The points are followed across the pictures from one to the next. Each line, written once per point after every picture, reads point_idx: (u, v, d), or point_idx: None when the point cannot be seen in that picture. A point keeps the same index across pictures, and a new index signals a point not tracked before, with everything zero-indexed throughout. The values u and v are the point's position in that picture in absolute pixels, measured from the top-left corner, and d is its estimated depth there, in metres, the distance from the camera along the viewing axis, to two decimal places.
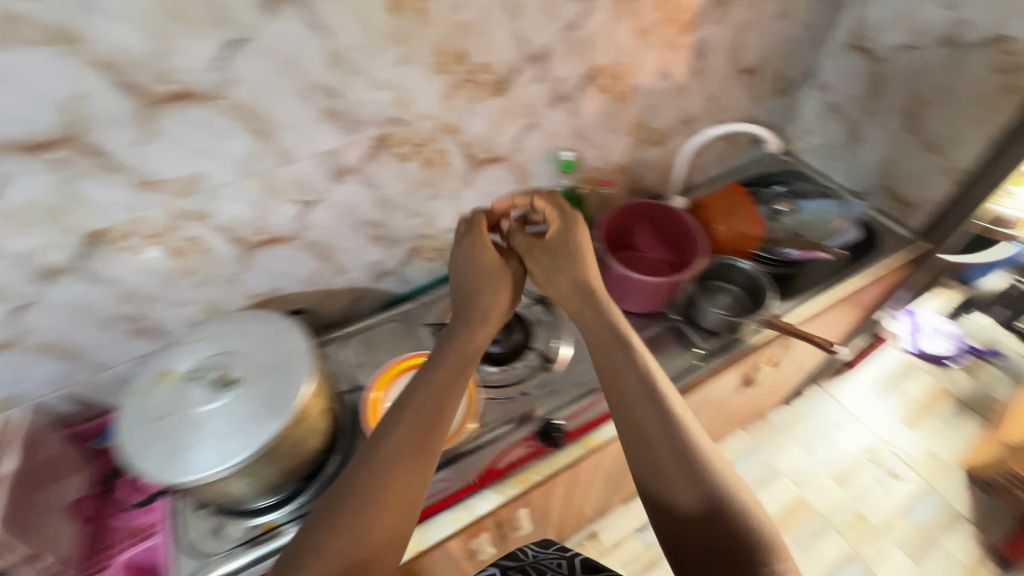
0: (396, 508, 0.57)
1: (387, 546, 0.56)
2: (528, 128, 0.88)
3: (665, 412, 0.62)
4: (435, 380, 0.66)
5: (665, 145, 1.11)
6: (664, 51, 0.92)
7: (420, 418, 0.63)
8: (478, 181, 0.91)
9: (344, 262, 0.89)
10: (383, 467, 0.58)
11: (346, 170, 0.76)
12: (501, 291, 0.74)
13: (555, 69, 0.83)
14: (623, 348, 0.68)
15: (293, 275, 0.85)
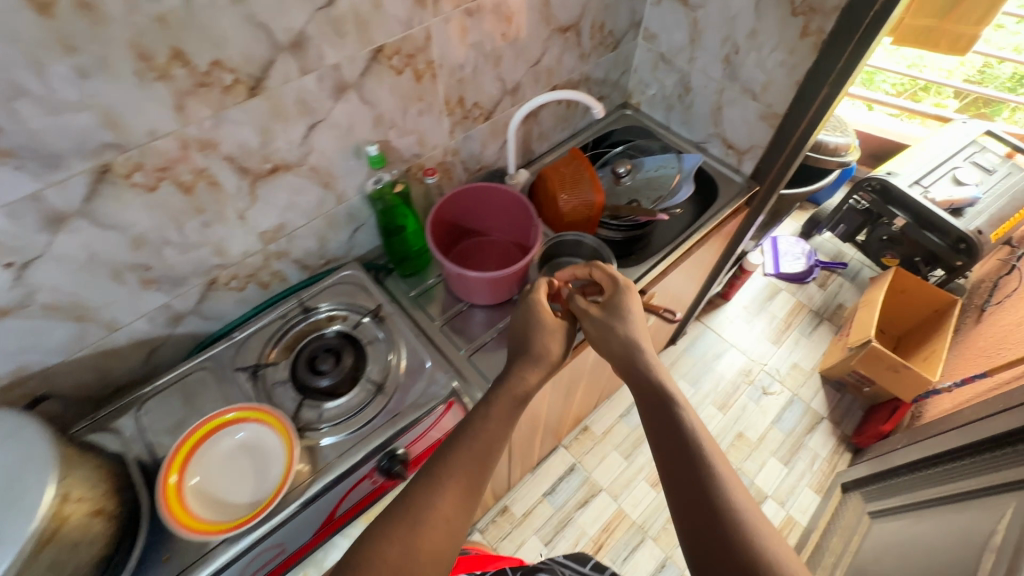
0: (426, 557, 0.61)
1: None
2: (312, 128, 0.76)
3: (689, 453, 0.65)
4: (494, 417, 0.73)
5: (494, 117, 1.03)
6: (459, 21, 0.82)
7: (488, 450, 0.70)
8: (266, 197, 0.78)
9: (110, 319, 0.73)
10: (426, 510, 0.64)
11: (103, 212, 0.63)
12: (557, 338, 0.80)
13: (324, 58, 0.70)
14: (667, 399, 0.72)
15: (39, 346, 0.69)
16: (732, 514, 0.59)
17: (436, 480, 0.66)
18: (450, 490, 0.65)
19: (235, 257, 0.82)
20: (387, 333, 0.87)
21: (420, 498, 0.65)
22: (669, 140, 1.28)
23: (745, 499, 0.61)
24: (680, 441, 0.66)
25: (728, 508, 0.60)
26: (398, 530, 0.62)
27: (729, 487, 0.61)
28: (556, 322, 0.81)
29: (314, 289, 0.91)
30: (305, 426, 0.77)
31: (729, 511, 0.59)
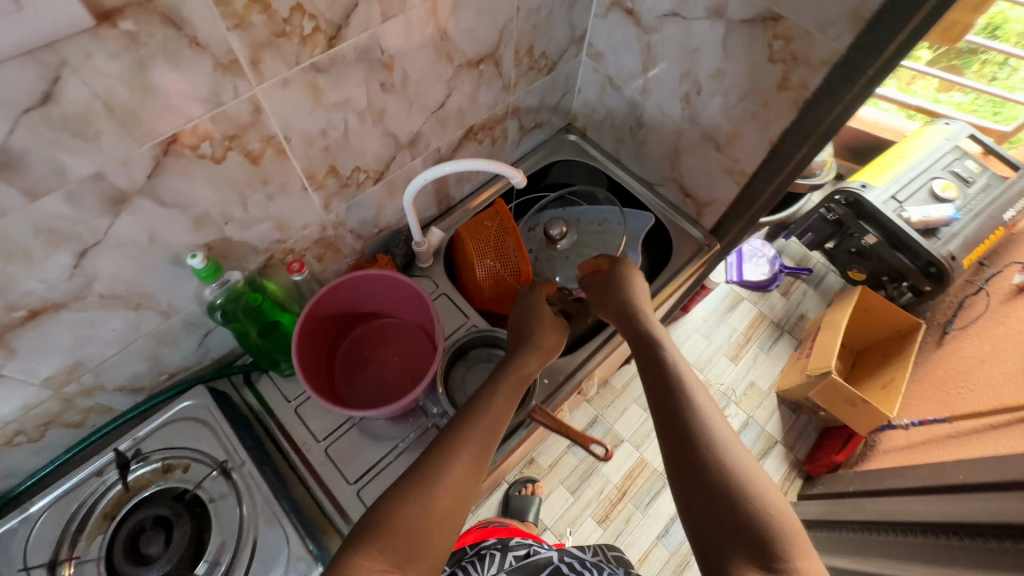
0: (436, 524, 0.53)
1: (413, 559, 0.50)
2: (83, 254, 0.52)
3: (685, 408, 0.58)
4: (499, 399, 0.66)
5: (387, 176, 0.79)
6: (307, 81, 0.57)
7: (494, 424, 0.63)
8: (33, 345, 0.55)
9: None
10: (440, 470, 0.57)
11: None
12: (549, 333, 0.75)
13: (69, 171, 0.45)
14: (662, 358, 0.65)
15: None
16: (729, 472, 0.51)
17: (452, 444, 0.60)
18: (464, 457, 0.59)
19: (6, 415, 0.59)
20: (237, 491, 0.67)
21: (433, 458, 0.58)
22: (618, 178, 1.06)
23: (746, 457, 0.53)
24: (674, 396, 0.60)
25: (725, 464, 0.52)
26: (411, 486, 0.55)
27: (727, 445, 0.54)
28: (553, 317, 0.77)
29: (144, 430, 0.70)
30: None
31: (726, 467, 0.52)
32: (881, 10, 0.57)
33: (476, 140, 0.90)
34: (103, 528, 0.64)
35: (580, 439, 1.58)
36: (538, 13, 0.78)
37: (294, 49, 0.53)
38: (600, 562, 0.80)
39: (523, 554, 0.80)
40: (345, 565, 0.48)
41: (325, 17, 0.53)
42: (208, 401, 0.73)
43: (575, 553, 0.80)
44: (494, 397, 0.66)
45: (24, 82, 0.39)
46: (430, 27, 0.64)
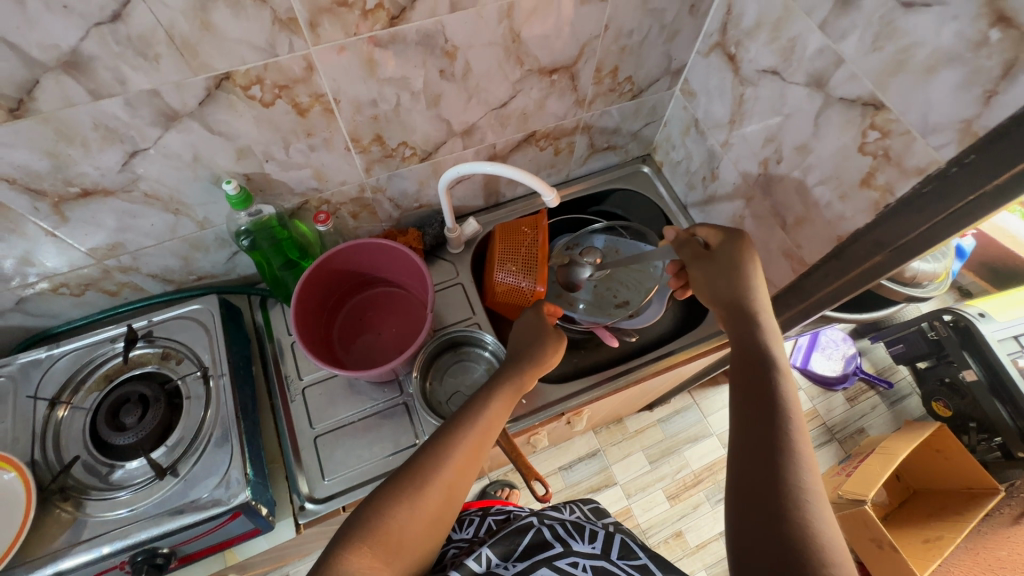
0: (425, 520, 0.49)
1: (400, 555, 0.47)
2: (133, 155, 0.59)
3: (770, 432, 0.45)
4: (494, 408, 0.58)
5: (435, 158, 0.81)
6: (363, 52, 0.59)
7: (489, 426, 0.56)
8: (83, 219, 0.64)
9: None
10: (433, 470, 0.50)
11: None
12: (549, 349, 0.66)
13: (129, 83, 0.51)
14: (763, 358, 0.52)
15: None
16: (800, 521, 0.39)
17: (453, 443, 0.53)
18: (461, 458, 0.52)
19: (55, 268, 0.69)
20: (208, 397, 0.74)
21: (425, 457, 0.51)
22: (678, 225, 1.00)
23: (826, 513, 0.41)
24: (764, 405, 0.47)
25: (796, 509, 0.40)
26: (402, 484, 0.49)
27: (808, 484, 0.41)
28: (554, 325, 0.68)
29: (160, 316, 0.79)
30: (67, 491, 0.67)
31: (799, 509, 0.40)
32: (997, 129, 0.47)
33: (537, 147, 0.89)
34: (100, 388, 0.74)
35: (572, 466, 1.50)
36: (629, 36, 0.75)
37: (354, 20, 0.55)
38: (581, 519, 0.64)
39: (505, 518, 0.66)
40: (335, 559, 0.44)
41: None
42: (215, 306, 0.81)
43: (553, 511, 0.63)
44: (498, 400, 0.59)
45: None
46: (501, 27, 0.64)
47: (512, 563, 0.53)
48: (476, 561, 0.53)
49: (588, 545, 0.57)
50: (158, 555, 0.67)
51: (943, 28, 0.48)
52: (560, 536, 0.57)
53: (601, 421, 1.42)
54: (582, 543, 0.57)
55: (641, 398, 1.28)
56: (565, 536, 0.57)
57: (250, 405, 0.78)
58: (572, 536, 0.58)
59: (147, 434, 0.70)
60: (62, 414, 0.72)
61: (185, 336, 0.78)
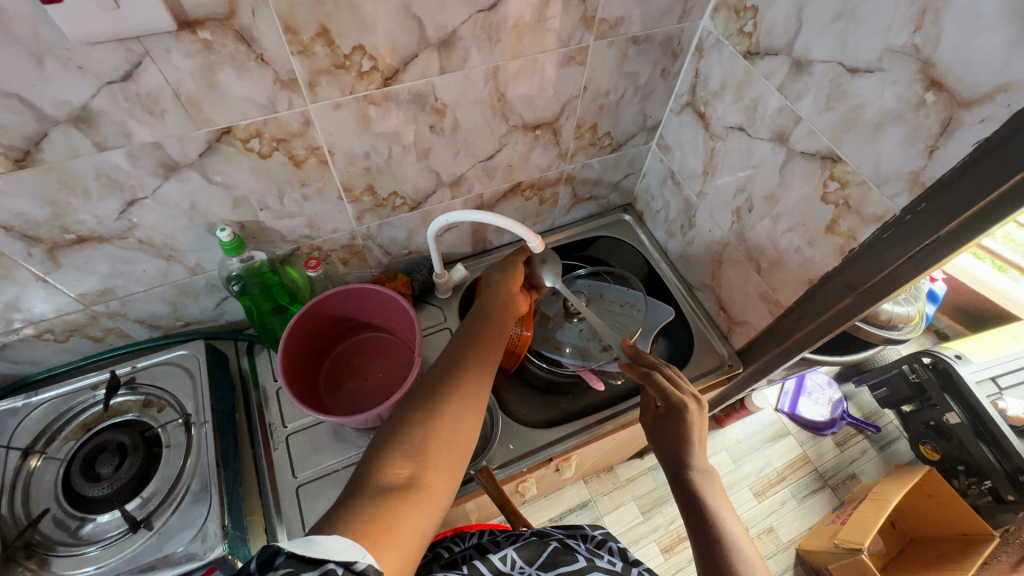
0: (447, 429, 0.55)
1: (431, 457, 0.53)
2: (131, 202, 0.61)
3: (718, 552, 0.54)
4: (485, 334, 0.66)
5: (424, 207, 0.84)
6: (359, 109, 0.64)
7: (485, 349, 0.64)
8: (76, 265, 0.65)
9: None
10: (443, 391, 0.58)
11: None
12: (514, 274, 0.76)
13: (134, 136, 0.54)
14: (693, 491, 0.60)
15: None
16: None
17: (455, 371, 0.60)
18: (467, 382, 0.59)
19: (42, 314, 0.70)
20: (188, 446, 0.72)
21: (434, 382, 0.59)
22: (660, 270, 1.04)
23: None
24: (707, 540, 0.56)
25: None
26: (418, 407, 0.56)
27: None
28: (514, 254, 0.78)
29: (143, 363, 0.79)
30: (33, 548, 0.63)
31: None
32: (943, 179, 0.51)
33: (522, 197, 0.93)
34: (77, 437, 0.73)
35: (564, 518, 1.45)
36: (607, 96, 0.81)
37: (350, 80, 0.60)
38: (607, 542, 0.70)
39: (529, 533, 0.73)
40: (372, 473, 0.50)
41: (384, 60, 0.60)
42: (202, 353, 0.80)
43: (582, 533, 0.71)
44: (489, 331, 0.67)
45: (113, 61, 0.48)
46: (488, 87, 0.69)
47: (534, 569, 0.62)
48: (503, 560, 0.63)
49: (608, 564, 0.65)
50: None
51: (885, 91, 0.54)
52: (585, 554, 0.65)
53: (591, 470, 1.40)
54: (603, 561, 0.65)
55: (631, 444, 1.28)
56: (589, 555, 0.65)
57: (232, 453, 0.76)
58: (595, 555, 0.66)
59: (122, 485, 0.67)
60: (34, 464, 0.69)
61: (169, 381, 0.78)
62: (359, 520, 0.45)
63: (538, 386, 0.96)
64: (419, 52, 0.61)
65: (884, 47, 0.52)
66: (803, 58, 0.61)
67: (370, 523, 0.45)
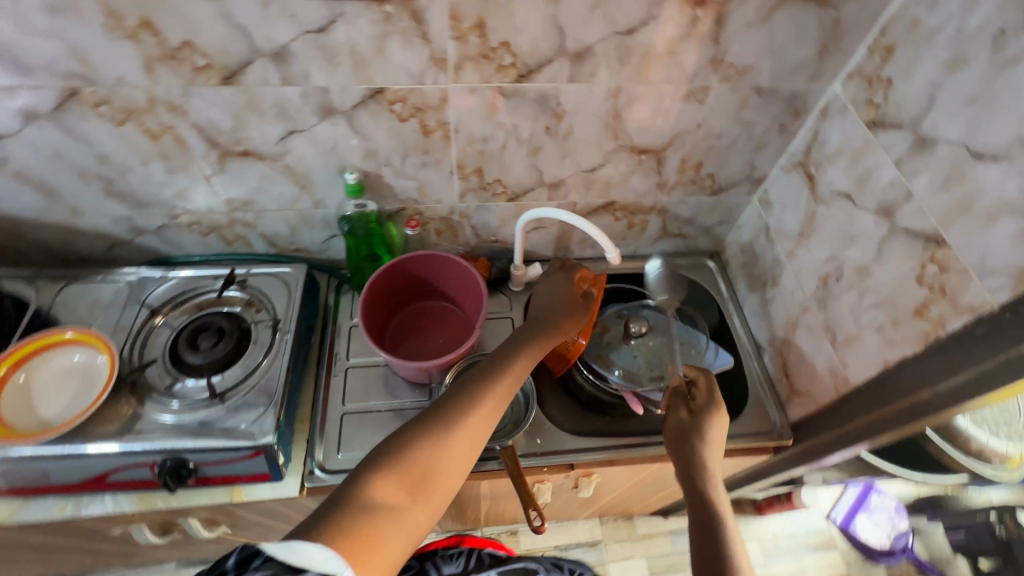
0: (449, 457, 0.58)
1: (425, 486, 0.55)
2: (290, 133, 0.74)
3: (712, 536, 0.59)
4: (514, 368, 0.69)
5: (521, 201, 0.91)
6: (489, 97, 0.72)
7: (508, 386, 0.66)
8: (234, 173, 0.79)
9: (74, 203, 0.81)
10: (457, 417, 0.60)
11: (69, 117, 0.68)
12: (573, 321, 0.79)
13: (310, 78, 0.66)
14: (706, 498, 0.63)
15: (10, 200, 0.78)
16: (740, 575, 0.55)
17: (472, 399, 0.62)
18: (478, 411, 0.62)
19: (197, 207, 0.85)
20: (270, 346, 0.83)
21: (451, 404, 0.61)
22: (731, 321, 1.02)
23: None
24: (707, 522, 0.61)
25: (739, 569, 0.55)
26: (430, 428, 0.58)
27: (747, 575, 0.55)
28: (578, 302, 0.82)
29: (256, 269, 0.92)
30: (136, 387, 0.78)
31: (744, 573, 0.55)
32: None
33: (612, 216, 0.97)
34: (191, 312, 0.87)
35: (569, 550, 1.43)
36: (717, 138, 0.83)
37: (490, 70, 0.68)
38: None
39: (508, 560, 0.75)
40: (363, 485, 0.52)
41: (523, 59, 0.68)
42: (303, 275, 0.92)
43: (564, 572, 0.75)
44: (516, 363, 0.69)
45: (315, 15, 0.60)
46: (607, 103, 0.75)
47: None
48: None
49: None
50: (184, 467, 0.73)
51: (1008, 180, 0.52)
52: None
53: (611, 509, 1.38)
54: None
55: (658, 495, 1.25)
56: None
57: (300, 365, 0.86)
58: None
59: (212, 360, 0.80)
60: (156, 323, 0.85)
61: (272, 290, 0.90)
62: (341, 529, 0.48)
63: (579, 399, 0.96)
64: (554, 59, 0.68)
65: (1015, 136, 0.51)
66: (927, 136, 0.61)
67: (350, 533, 0.48)
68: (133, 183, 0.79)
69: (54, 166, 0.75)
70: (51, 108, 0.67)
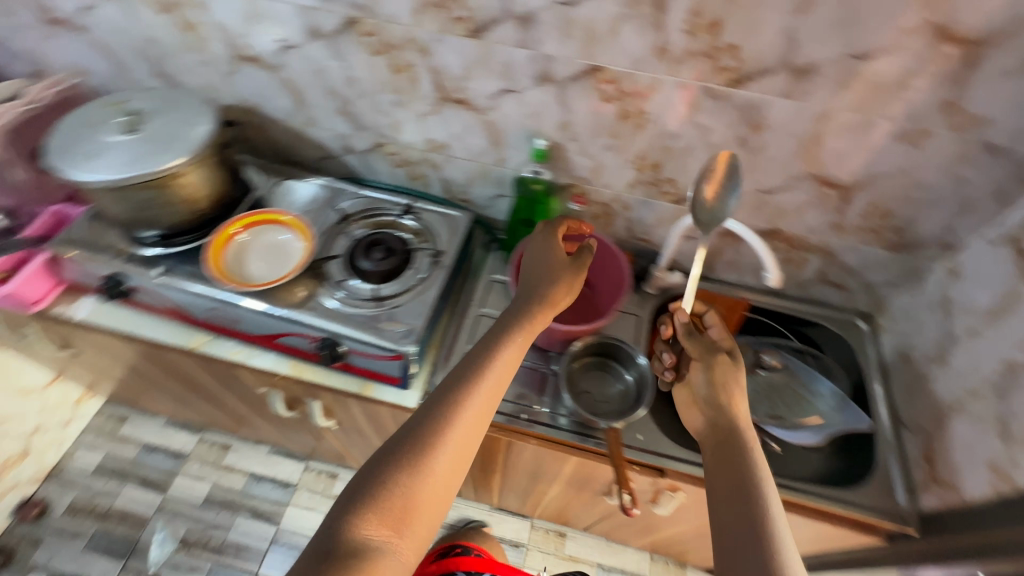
0: (433, 488, 0.56)
1: (410, 522, 0.54)
2: (504, 92, 0.82)
3: (737, 484, 0.59)
4: (493, 377, 0.65)
5: (685, 206, 0.92)
6: (695, 96, 0.75)
7: (489, 399, 0.63)
8: (443, 117, 0.90)
9: (312, 114, 0.97)
10: (437, 445, 0.58)
11: (341, 41, 0.83)
12: (557, 287, 0.75)
13: (542, 45, 0.74)
14: (733, 450, 0.62)
15: (270, 100, 0.96)
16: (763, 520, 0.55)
17: (449, 423, 0.59)
18: (457, 434, 0.59)
19: (401, 141, 0.97)
20: (427, 273, 0.92)
21: (428, 430, 0.58)
22: (872, 389, 0.94)
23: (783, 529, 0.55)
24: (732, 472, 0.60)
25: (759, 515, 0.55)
26: (408, 462, 0.56)
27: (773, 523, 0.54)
28: (567, 263, 0.76)
29: (431, 207, 1.02)
30: (318, 273, 0.91)
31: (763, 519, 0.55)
32: None
33: (771, 246, 0.95)
34: (370, 227, 0.99)
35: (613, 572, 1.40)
36: (920, 190, 0.79)
37: (707, 69, 0.71)
38: None
39: None
40: (346, 528, 0.52)
41: (743, 64, 0.70)
42: (467, 223, 1.00)
43: None
44: (496, 366, 0.65)
45: None
46: (811, 126, 0.74)
47: None
48: None
49: None
50: (337, 350, 0.84)
51: None
52: None
53: (669, 547, 1.33)
54: None
55: None
56: None
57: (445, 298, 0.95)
58: None
59: (379, 270, 0.91)
60: (343, 228, 0.98)
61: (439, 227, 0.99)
62: None
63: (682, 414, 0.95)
64: (774, 70, 0.69)
65: None
66: None
67: None
68: (362, 108, 0.93)
69: (312, 78, 0.90)
70: (331, 31, 0.81)
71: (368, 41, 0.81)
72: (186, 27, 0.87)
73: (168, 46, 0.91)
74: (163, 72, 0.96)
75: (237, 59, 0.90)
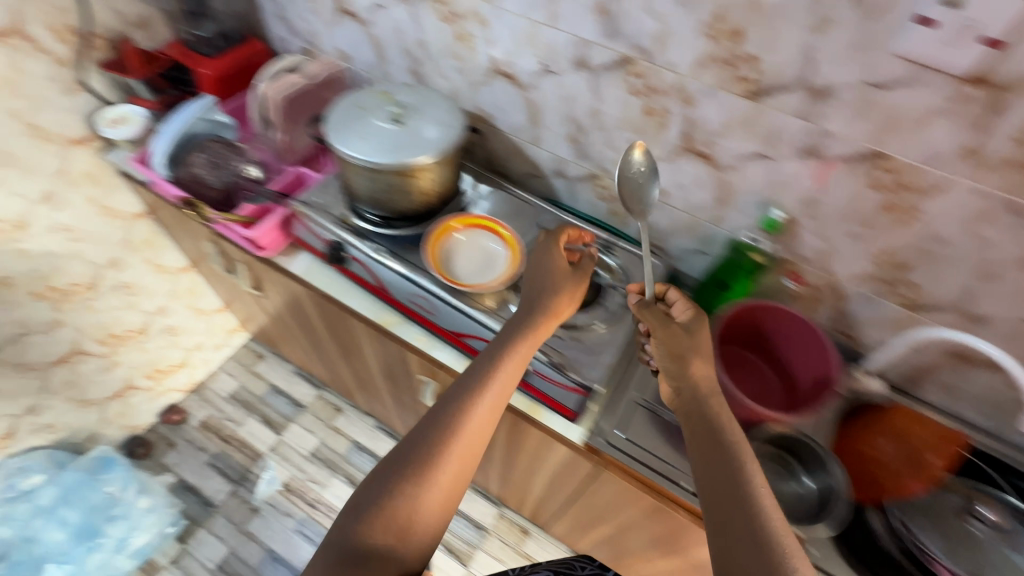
0: (435, 498, 0.63)
1: (414, 527, 0.61)
2: (756, 156, 0.80)
3: (734, 495, 0.58)
4: (490, 392, 0.71)
5: (918, 315, 0.83)
6: (990, 206, 0.67)
7: (487, 414, 0.69)
8: (676, 165, 0.89)
9: (540, 135, 1.00)
10: (437, 459, 0.65)
11: (604, 76, 0.85)
12: (560, 300, 0.79)
13: (826, 119, 0.71)
14: (728, 462, 0.61)
15: (506, 114, 1.01)
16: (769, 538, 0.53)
17: (447, 439, 0.66)
18: (453, 451, 0.66)
19: (618, 178, 0.97)
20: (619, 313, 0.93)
21: (429, 448, 0.65)
22: None
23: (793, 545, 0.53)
24: (729, 487, 0.59)
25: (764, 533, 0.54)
26: (409, 478, 0.63)
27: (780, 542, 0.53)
28: (569, 273, 0.81)
29: (630, 246, 1.01)
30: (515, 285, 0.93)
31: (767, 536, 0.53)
32: None
33: (1011, 383, 0.83)
34: None
35: None
36: None
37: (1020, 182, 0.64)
38: None
39: None
40: (357, 534, 0.60)
41: None
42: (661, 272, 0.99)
43: None
44: (495, 377, 0.72)
45: (889, 71, 0.63)
46: None
47: None
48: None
49: None
50: None
51: None
52: None
53: None
54: None
55: None
56: None
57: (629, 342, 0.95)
58: None
59: None
60: None
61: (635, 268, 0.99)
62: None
63: None
64: None
65: None
66: None
67: None
68: (594, 139, 0.94)
69: (556, 103, 0.93)
70: (599, 65, 0.84)
71: (631, 81, 0.83)
72: (460, 37, 0.94)
73: (435, 50, 0.99)
74: (418, 70, 1.05)
75: (493, 72, 0.96)
